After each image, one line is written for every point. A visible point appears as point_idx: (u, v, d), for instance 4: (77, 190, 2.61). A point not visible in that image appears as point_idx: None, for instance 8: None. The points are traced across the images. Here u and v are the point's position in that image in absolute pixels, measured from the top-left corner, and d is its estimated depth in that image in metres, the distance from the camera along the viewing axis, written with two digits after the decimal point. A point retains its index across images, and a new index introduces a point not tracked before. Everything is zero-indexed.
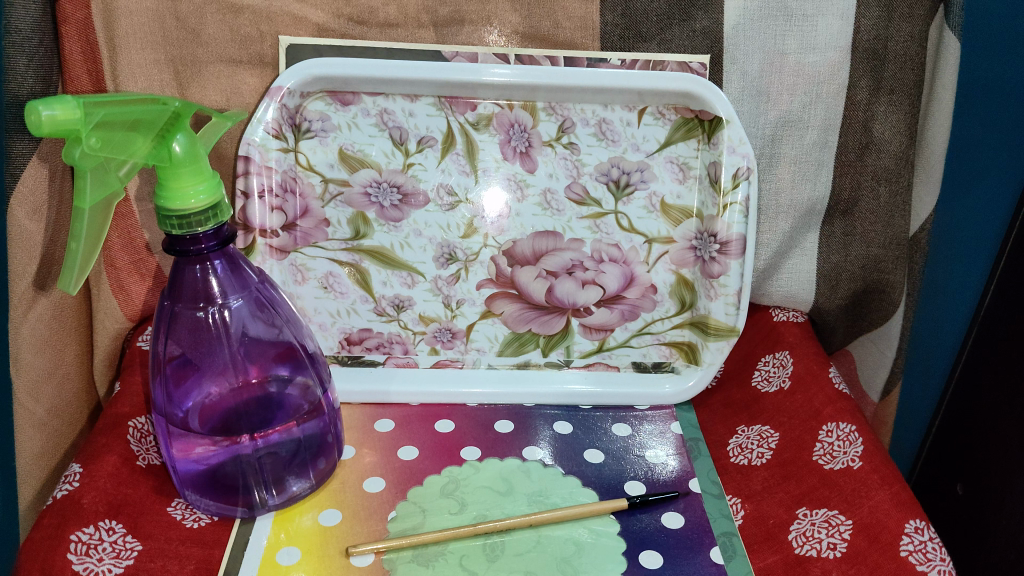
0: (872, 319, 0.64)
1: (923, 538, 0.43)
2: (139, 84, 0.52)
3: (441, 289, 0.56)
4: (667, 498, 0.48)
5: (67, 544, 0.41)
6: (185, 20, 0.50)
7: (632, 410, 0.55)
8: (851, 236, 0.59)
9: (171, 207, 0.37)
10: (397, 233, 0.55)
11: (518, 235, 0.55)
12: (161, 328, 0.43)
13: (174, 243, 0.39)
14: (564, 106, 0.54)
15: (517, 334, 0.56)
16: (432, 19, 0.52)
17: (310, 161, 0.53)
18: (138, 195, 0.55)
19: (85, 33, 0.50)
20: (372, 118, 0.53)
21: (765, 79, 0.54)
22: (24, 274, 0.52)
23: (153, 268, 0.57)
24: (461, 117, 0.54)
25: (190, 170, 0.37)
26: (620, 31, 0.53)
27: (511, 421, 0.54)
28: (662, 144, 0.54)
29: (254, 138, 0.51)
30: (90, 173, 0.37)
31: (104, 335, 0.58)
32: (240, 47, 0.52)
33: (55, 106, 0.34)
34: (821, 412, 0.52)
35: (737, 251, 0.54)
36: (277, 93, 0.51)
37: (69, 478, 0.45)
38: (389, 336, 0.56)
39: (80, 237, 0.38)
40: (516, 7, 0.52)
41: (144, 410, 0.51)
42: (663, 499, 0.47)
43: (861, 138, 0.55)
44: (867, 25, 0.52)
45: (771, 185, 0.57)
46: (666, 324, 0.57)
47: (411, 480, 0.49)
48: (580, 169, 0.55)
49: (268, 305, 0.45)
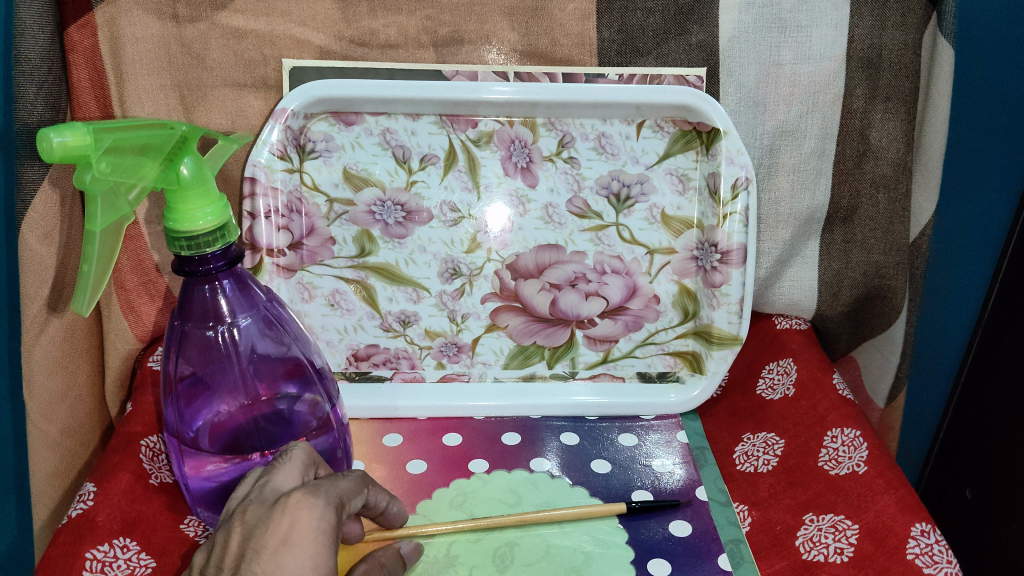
0: (874, 326, 0.64)
1: (930, 541, 0.44)
2: (145, 110, 0.53)
3: (446, 304, 0.56)
4: (667, 506, 0.48)
5: (84, 562, 0.42)
6: (189, 46, 0.52)
7: (639, 420, 0.56)
8: (852, 243, 0.59)
9: (178, 228, 0.37)
10: (402, 249, 0.55)
11: (520, 249, 0.56)
12: (172, 346, 0.44)
13: (183, 264, 0.39)
14: (564, 121, 0.54)
15: (522, 346, 0.57)
16: (433, 39, 0.53)
17: (315, 181, 0.54)
18: (147, 217, 0.56)
19: (91, 60, 0.51)
20: (376, 138, 0.54)
21: (761, 89, 0.54)
22: (35, 297, 0.53)
23: (163, 289, 0.58)
24: (462, 134, 0.54)
25: (198, 193, 0.37)
26: (618, 47, 0.54)
27: (518, 433, 0.54)
28: (661, 156, 0.55)
29: (260, 159, 0.52)
30: (101, 198, 0.38)
31: (115, 357, 0.58)
32: (244, 70, 0.53)
33: (66, 132, 0.34)
34: (826, 418, 0.52)
35: (738, 260, 0.54)
36: (282, 115, 0.52)
37: (83, 497, 0.46)
38: (395, 351, 0.57)
39: (91, 260, 0.39)
40: (514, 25, 0.53)
41: (156, 428, 0.52)
42: (662, 507, 0.48)
43: (858, 145, 0.56)
44: (860, 34, 0.53)
45: (771, 194, 0.57)
46: (670, 333, 0.57)
47: (420, 493, 0.49)
48: (581, 183, 0.55)
49: (276, 324, 0.45)
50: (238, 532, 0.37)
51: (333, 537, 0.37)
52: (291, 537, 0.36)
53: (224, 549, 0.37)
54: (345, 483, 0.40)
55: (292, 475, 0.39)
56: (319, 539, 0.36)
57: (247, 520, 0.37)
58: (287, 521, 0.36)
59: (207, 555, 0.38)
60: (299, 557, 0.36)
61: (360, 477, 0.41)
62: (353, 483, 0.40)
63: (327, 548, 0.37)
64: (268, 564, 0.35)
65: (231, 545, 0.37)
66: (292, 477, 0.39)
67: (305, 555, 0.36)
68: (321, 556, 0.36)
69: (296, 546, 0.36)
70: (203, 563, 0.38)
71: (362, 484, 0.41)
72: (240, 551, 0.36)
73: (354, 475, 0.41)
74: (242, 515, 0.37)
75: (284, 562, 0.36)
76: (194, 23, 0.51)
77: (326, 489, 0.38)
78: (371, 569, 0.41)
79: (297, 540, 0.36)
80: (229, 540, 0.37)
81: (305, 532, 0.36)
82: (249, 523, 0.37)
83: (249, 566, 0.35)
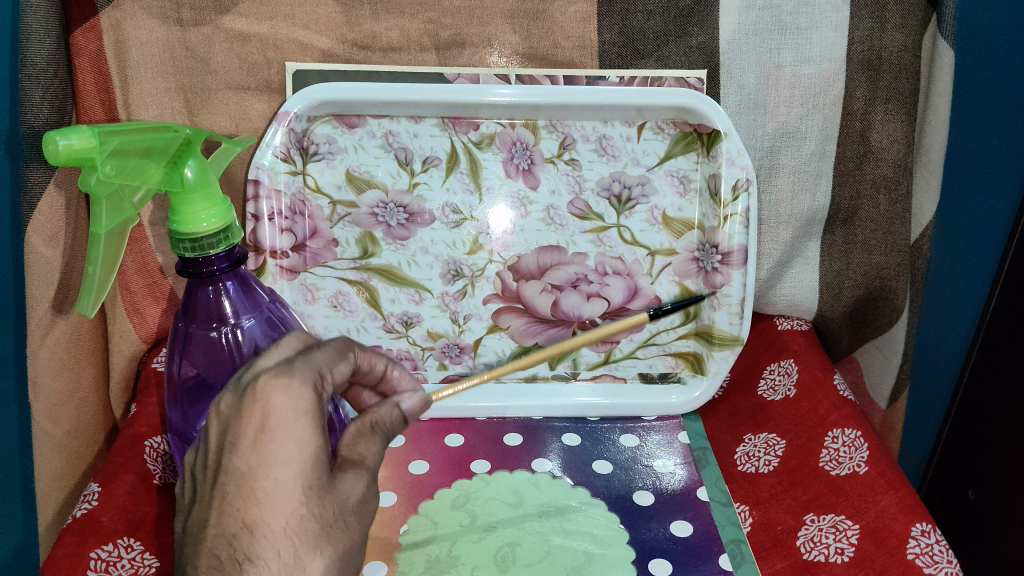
0: (877, 326, 0.64)
1: (930, 541, 0.44)
2: (150, 113, 0.53)
3: (448, 305, 0.57)
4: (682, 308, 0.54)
5: (88, 562, 0.43)
6: (194, 50, 0.52)
7: (640, 421, 0.56)
8: (853, 245, 0.59)
9: (183, 230, 0.37)
10: (404, 250, 0.56)
11: (522, 250, 0.56)
12: (177, 348, 0.45)
13: (187, 265, 0.39)
14: (565, 123, 0.55)
15: (523, 347, 0.57)
16: (434, 42, 0.53)
17: (317, 183, 0.55)
18: (151, 220, 0.56)
19: (97, 64, 0.52)
20: (378, 140, 0.54)
21: (761, 91, 0.55)
22: (41, 299, 0.54)
23: (167, 291, 0.58)
24: (464, 137, 0.55)
25: (201, 195, 0.38)
26: (618, 49, 0.54)
27: (520, 434, 0.54)
28: (662, 158, 0.56)
29: (264, 162, 0.53)
30: (105, 200, 0.38)
31: (120, 358, 0.59)
32: (247, 74, 0.53)
33: (71, 136, 0.35)
34: (827, 418, 0.52)
35: (738, 261, 0.54)
36: (285, 117, 0.52)
37: (88, 497, 0.46)
38: (398, 352, 0.57)
39: (96, 262, 0.40)
40: (515, 28, 0.53)
41: (160, 428, 0.52)
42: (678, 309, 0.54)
43: (858, 147, 0.56)
44: (860, 35, 0.53)
45: (771, 195, 0.57)
46: (671, 334, 0.58)
47: (422, 494, 0.49)
48: (582, 185, 0.56)
49: (279, 325, 0.45)
50: (215, 426, 0.35)
51: (320, 414, 0.34)
52: (269, 424, 0.33)
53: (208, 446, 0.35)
54: (322, 355, 0.36)
55: (275, 357, 0.37)
56: (302, 420, 0.33)
57: (222, 412, 0.35)
58: (261, 407, 0.33)
59: (197, 454, 0.36)
60: (283, 443, 0.33)
61: (343, 343, 0.38)
62: (334, 352, 0.37)
63: (313, 428, 0.33)
64: (250, 454, 0.33)
65: (211, 441, 0.34)
66: (275, 358, 0.36)
67: (289, 440, 0.33)
68: (307, 436, 0.33)
69: (276, 433, 0.33)
70: (193, 464, 0.36)
71: (344, 350, 0.38)
72: (220, 444, 0.34)
73: (335, 343, 0.38)
74: (217, 407, 0.35)
75: (267, 450, 0.33)
76: (198, 27, 0.51)
77: (301, 367, 0.35)
78: (360, 430, 0.37)
79: (276, 426, 0.33)
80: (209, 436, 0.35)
81: (283, 417, 0.33)
82: (225, 414, 0.34)
83: (231, 458, 0.33)
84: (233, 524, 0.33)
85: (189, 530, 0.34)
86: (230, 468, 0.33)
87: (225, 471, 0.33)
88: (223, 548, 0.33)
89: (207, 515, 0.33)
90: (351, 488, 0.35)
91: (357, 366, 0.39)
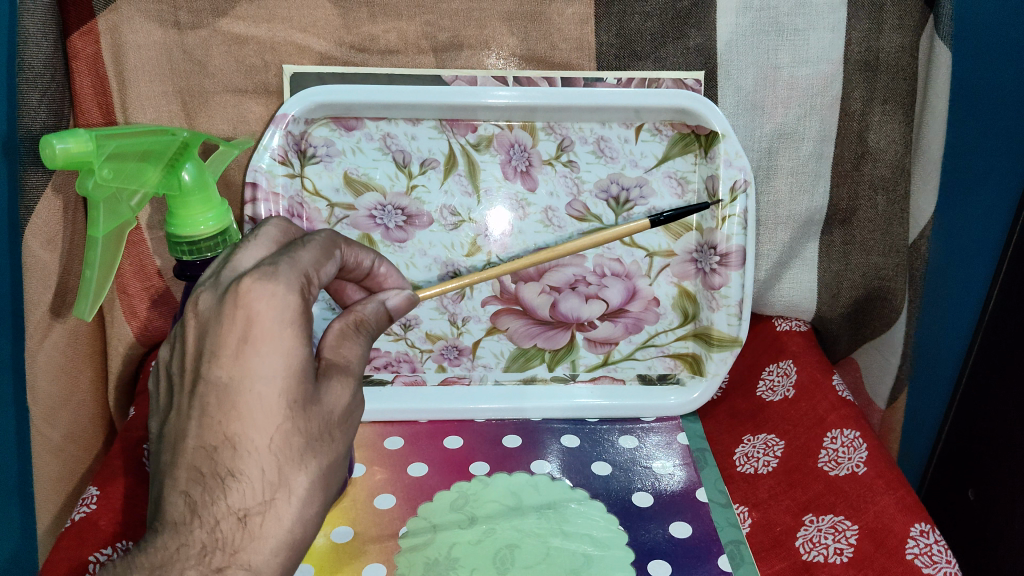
0: (876, 327, 0.64)
1: (930, 541, 0.44)
2: (148, 116, 0.53)
3: (447, 307, 0.56)
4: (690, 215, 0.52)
5: (87, 565, 0.43)
6: (191, 53, 0.52)
7: (638, 423, 0.56)
8: (851, 245, 0.59)
9: (181, 233, 0.38)
10: (402, 253, 0.56)
11: (520, 252, 0.56)
12: None
13: (185, 268, 0.39)
14: (563, 125, 0.55)
15: (522, 349, 0.57)
16: (432, 45, 0.53)
17: (316, 186, 0.55)
18: (149, 223, 0.56)
19: (94, 67, 0.52)
20: (376, 142, 0.54)
21: (759, 93, 0.55)
22: (39, 303, 0.54)
23: (165, 294, 0.58)
24: (462, 139, 0.55)
25: (199, 198, 0.38)
26: (616, 50, 0.54)
27: (519, 436, 0.54)
28: (660, 160, 0.56)
29: (261, 164, 0.53)
30: (103, 204, 0.38)
31: (119, 361, 0.59)
32: (245, 76, 0.53)
33: (69, 139, 0.34)
34: (826, 419, 0.52)
35: (737, 262, 0.54)
36: (283, 120, 0.52)
37: (86, 501, 0.46)
38: (397, 355, 0.57)
39: (94, 265, 0.40)
40: (513, 30, 0.53)
41: None
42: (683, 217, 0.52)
43: (856, 148, 0.56)
44: (857, 36, 0.53)
45: (770, 196, 0.57)
46: (670, 336, 0.58)
47: (421, 496, 0.49)
48: (580, 186, 0.56)
49: None
50: (193, 328, 0.34)
51: (304, 323, 0.33)
52: (251, 333, 0.32)
53: (185, 349, 0.34)
54: (306, 255, 0.35)
55: (255, 254, 0.36)
56: (287, 329, 0.33)
57: (201, 312, 0.34)
58: (243, 312, 0.32)
59: (173, 350, 0.35)
60: (266, 354, 0.32)
61: (329, 239, 0.38)
62: (319, 252, 0.36)
63: (297, 339, 0.33)
64: (231, 366, 0.32)
65: (189, 346, 0.34)
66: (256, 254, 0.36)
67: (273, 351, 0.32)
68: (293, 347, 0.33)
69: (258, 343, 0.32)
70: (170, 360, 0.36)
71: (330, 247, 0.37)
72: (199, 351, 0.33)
73: (319, 242, 0.37)
74: (196, 305, 0.34)
75: (250, 360, 0.32)
76: (196, 30, 0.51)
77: (285, 270, 0.34)
78: (346, 326, 0.38)
79: (259, 336, 0.32)
80: (186, 337, 0.34)
81: (266, 325, 0.32)
82: (204, 315, 0.34)
83: (212, 368, 0.33)
84: (214, 437, 0.32)
85: (166, 437, 0.34)
86: (210, 377, 0.32)
87: (203, 380, 0.33)
88: (203, 459, 0.32)
89: (187, 424, 0.33)
90: (337, 399, 0.35)
91: (345, 262, 0.40)
